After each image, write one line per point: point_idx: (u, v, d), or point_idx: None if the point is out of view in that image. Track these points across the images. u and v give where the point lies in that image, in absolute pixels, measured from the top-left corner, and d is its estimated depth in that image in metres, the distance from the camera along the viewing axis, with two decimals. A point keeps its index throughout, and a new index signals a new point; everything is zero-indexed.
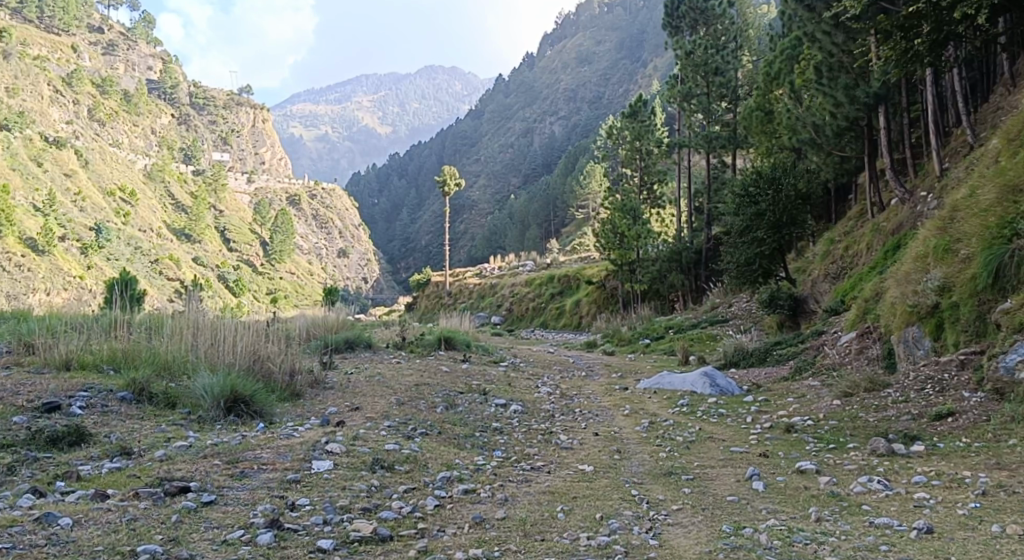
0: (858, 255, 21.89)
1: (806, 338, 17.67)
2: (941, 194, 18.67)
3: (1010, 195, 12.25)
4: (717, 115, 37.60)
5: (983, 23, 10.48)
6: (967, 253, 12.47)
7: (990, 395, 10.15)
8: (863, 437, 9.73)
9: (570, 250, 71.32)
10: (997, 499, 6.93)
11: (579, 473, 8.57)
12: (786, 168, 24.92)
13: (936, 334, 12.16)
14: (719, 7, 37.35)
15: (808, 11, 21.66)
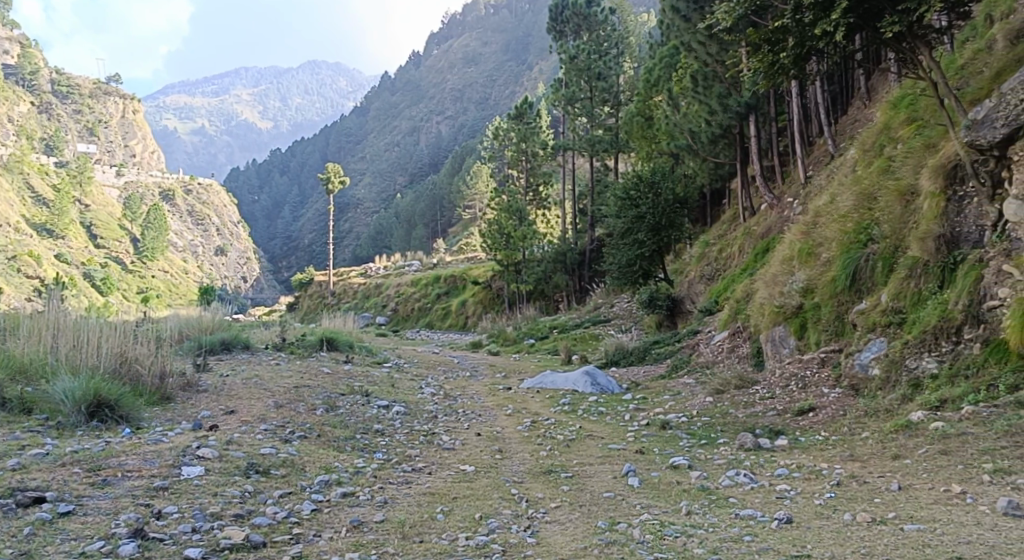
0: (731, 258, 22.80)
1: (682, 337, 18.32)
2: (806, 201, 19.69)
3: (866, 203, 13.06)
4: (600, 120, 38.48)
5: (841, 40, 11.14)
6: (827, 257, 13.25)
7: (847, 390, 10.79)
8: (732, 432, 10.16)
9: (457, 250, 71.37)
10: (850, 488, 7.35)
11: (459, 473, 8.59)
12: (664, 173, 25.70)
13: (800, 334, 12.82)
14: (601, 14, 38.18)
15: (684, 21, 22.43)
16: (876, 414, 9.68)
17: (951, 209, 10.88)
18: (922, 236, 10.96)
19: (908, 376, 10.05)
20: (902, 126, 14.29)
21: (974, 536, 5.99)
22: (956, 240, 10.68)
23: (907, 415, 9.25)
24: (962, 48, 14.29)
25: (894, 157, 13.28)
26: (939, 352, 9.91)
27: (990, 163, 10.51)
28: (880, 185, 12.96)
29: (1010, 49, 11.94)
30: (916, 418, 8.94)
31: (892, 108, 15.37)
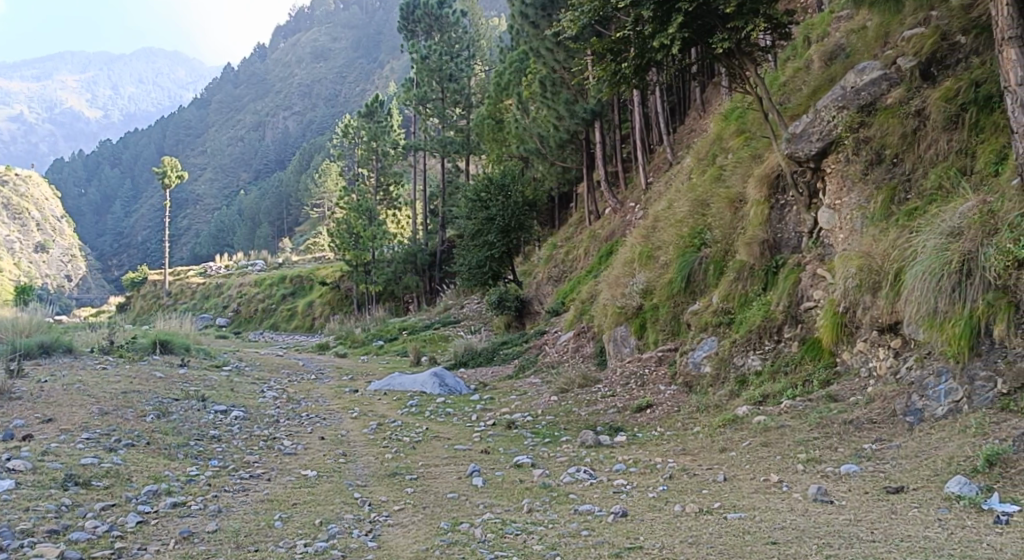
0: (577, 260, 23.43)
1: (529, 337, 18.67)
2: (647, 206, 20.50)
3: (700, 208, 13.78)
4: (451, 121, 38.57)
5: (677, 54, 11.65)
6: (665, 260, 13.87)
7: (681, 387, 11.30)
8: (574, 430, 10.42)
9: (304, 249, 69.62)
10: (682, 481, 7.68)
11: (299, 479, 8.36)
12: (514, 176, 26.11)
13: (640, 333, 13.34)
14: (452, 15, 38.38)
15: (533, 27, 22.86)
16: (707, 409, 10.19)
17: (774, 216, 11.67)
18: (748, 241, 11.69)
19: (735, 373, 10.65)
20: (731, 137, 15.15)
21: (787, 521, 6.16)
22: (778, 245, 11.47)
23: (734, 410, 9.79)
24: (784, 65, 15.33)
25: (725, 166, 14.05)
26: (762, 350, 10.55)
27: (807, 173, 11.22)
28: (712, 192, 13.71)
29: (825, 68, 12.91)
30: (742, 413, 9.48)
31: (723, 120, 16.25)
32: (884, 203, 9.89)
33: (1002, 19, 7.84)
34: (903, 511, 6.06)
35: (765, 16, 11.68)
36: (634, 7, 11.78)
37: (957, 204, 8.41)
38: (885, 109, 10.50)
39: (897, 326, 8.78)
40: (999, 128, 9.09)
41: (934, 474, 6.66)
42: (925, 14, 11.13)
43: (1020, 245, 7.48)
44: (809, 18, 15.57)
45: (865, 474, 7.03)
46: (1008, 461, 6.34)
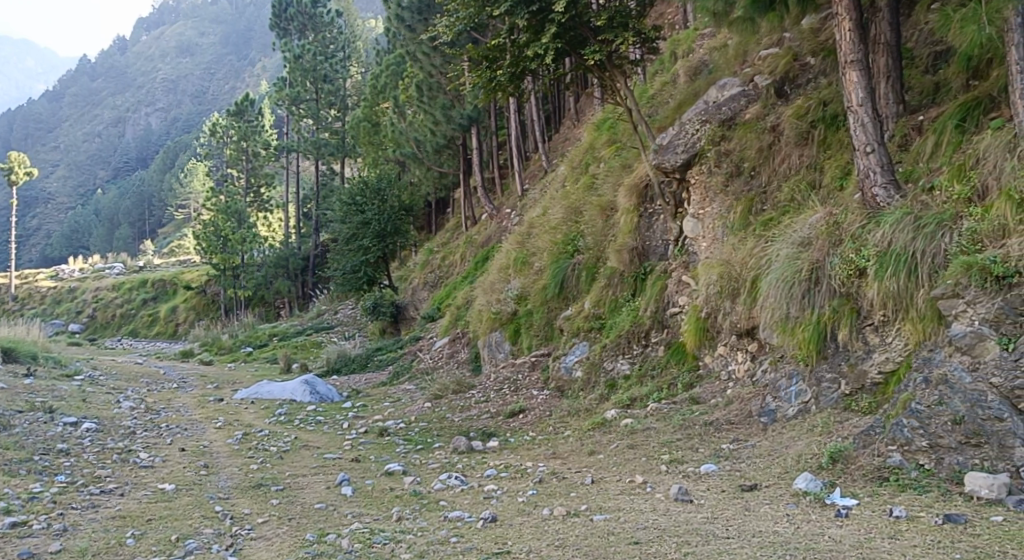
0: (453, 266, 23.43)
1: (404, 343, 18.53)
2: (522, 212, 20.75)
3: (573, 216, 14.08)
4: (326, 122, 37.87)
5: (551, 64, 11.83)
6: (539, 266, 14.09)
7: (554, 391, 11.46)
8: (447, 436, 10.38)
9: (167, 252, 66.72)
10: (551, 485, 7.75)
11: (156, 493, 7.96)
12: (389, 181, 26.11)
13: (514, 339, 13.47)
14: (327, 15, 38.48)
15: (410, 32, 22.95)
16: (578, 413, 10.37)
17: (643, 224, 12.07)
18: (619, 248, 12.02)
19: (605, 377, 10.91)
20: (603, 147, 15.55)
21: (649, 521, 6.32)
22: (646, 252, 11.85)
23: (603, 413, 10.01)
24: (652, 78, 15.85)
25: (597, 175, 14.38)
26: (631, 355, 10.86)
27: (673, 184, 11.70)
28: (585, 201, 14.03)
29: (690, 83, 13.45)
30: (610, 416, 9.71)
31: (595, 130, 16.63)
32: (743, 213, 10.34)
33: (844, 43, 8.31)
34: (756, 507, 6.34)
35: (634, 30, 12.09)
36: (508, 15, 11.90)
37: (807, 215, 8.90)
38: (744, 123, 11.02)
39: (754, 331, 9.18)
40: (844, 144, 9.65)
41: (785, 471, 7.00)
42: (779, 36, 11.75)
43: (860, 255, 7.92)
44: (676, 34, 16.18)
45: (723, 473, 7.33)
46: (849, 458, 6.73)
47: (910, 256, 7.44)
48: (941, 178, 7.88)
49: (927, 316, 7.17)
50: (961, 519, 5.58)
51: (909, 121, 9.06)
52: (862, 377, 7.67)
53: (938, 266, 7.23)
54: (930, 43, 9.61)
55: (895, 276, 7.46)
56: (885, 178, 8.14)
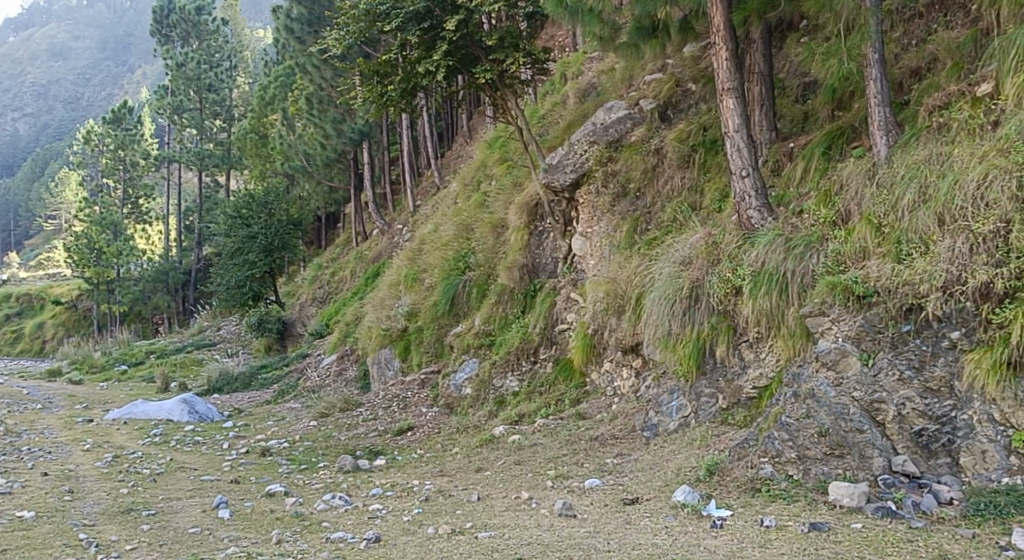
0: (342, 281, 23.06)
1: (290, 360, 18.10)
2: (413, 229, 20.68)
3: (464, 233, 14.14)
4: (210, 133, 36.75)
5: (442, 81, 11.85)
6: (430, 283, 14.05)
7: (443, 409, 11.41)
8: (333, 455, 10.17)
9: (34, 265, 63.03)
10: (436, 502, 7.67)
11: (14, 521, 7.47)
12: (277, 195, 25.59)
13: (404, 356, 13.35)
14: (212, 23, 37.75)
15: (299, 43, 22.94)
16: (466, 430, 10.35)
17: (533, 242, 12.23)
18: (509, 265, 12.16)
19: (494, 394, 10.95)
20: (495, 164, 15.68)
21: (533, 538, 6.36)
22: (536, 270, 12.03)
23: (491, 430, 10.03)
24: (543, 99, 16.09)
25: (488, 193, 14.49)
26: (519, 371, 10.96)
27: (562, 203, 11.92)
28: (476, 218, 14.11)
29: (579, 105, 13.77)
30: (498, 432, 9.75)
31: (487, 148, 16.75)
32: (628, 233, 10.60)
33: (721, 71, 8.64)
34: (636, 521, 6.47)
35: (524, 51, 12.24)
36: (398, 31, 11.89)
37: (688, 236, 9.21)
38: (629, 145, 11.33)
39: (638, 347, 9.41)
40: (722, 168, 10.04)
41: (665, 484, 7.18)
42: (663, 62, 12.16)
43: (736, 274, 8.22)
44: (565, 57, 16.52)
45: (606, 487, 7.46)
46: (724, 471, 6.97)
47: (781, 275, 7.79)
48: (810, 203, 8.32)
49: (797, 332, 7.52)
50: (824, 527, 5.85)
51: (781, 147, 9.52)
52: (738, 391, 7.97)
53: (806, 286, 7.60)
54: (799, 74, 10.14)
55: (767, 294, 7.80)
56: (759, 202, 8.52)
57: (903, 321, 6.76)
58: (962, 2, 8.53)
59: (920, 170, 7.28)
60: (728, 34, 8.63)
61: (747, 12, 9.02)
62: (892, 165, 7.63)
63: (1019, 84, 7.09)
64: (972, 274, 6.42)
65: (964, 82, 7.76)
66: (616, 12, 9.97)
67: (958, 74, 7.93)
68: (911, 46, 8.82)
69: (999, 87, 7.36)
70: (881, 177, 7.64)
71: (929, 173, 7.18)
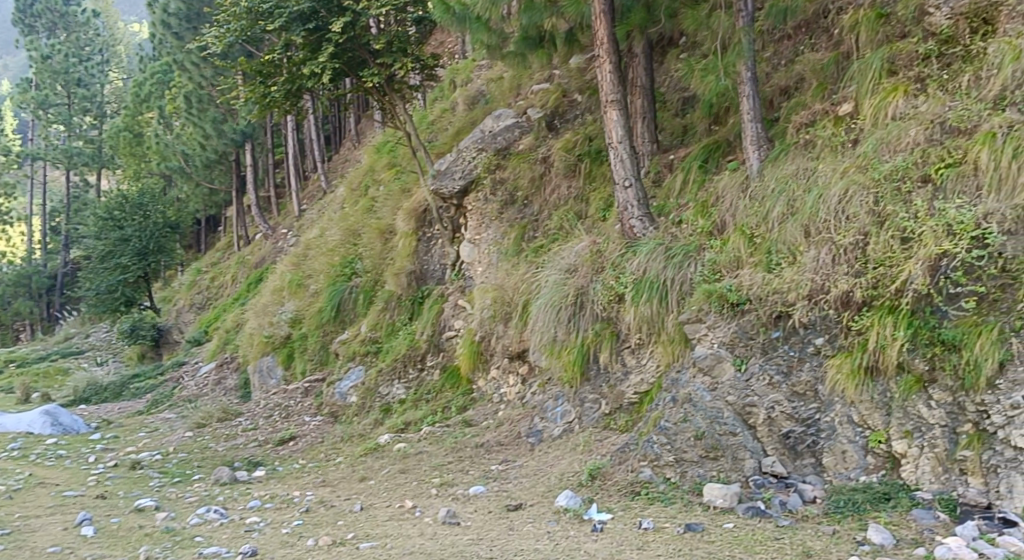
0: (223, 287, 22.31)
1: (165, 369, 17.35)
2: (298, 234, 20.25)
3: (350, 238, 13.94)
4: (79, 131, 34.91)
5: (328, 83, 11.63)
6: (315, 289, 13.79)
7: (327, 417, 11.17)
8: (209, 467, 9.81)
9: None
10: (317, 513, 7.50)
11: None
12: (153, 196, 24.56)
13: (287, 364, 13.03)
14: (82, 15, 36.53)
15: (177, 39, 22.18)
16: (350, 438, 10.18)
17: (421, 248, 12.18)
18: (396, 272, 12.06)
19: (380, 402, 10.82)
20: (382, 169, 15.54)
21: (415, 546, 6.31)
22: (423, 276, 11.98)
23: (376, 438, 9.91)
24: (431, 105, 16.06)
25: (376, 198, 14.35)
26: (406, 379, 10.87)
27: (451, 209, 11.90)
28: (363, 223, 13.94)
29: (468, 112, 13.82)
30: (383, 441, 9.63)
31: (375, 152, 16.57)
32: (516, 240, 10.70)
33: (605, 83, 8.83)
34: (519, 527, 6.52)
35: (413, 56, 12.16)
36: (282, 31, 11.63)
37: (574, 244, 9.37)
38: (517, 154, 11.44)
39: (524, 354, 9.50)
40: (607, 178, 10.25)
41: (548, 490, 7.26)
42: (549, 72, 12.36)
43: (619, 281, 8.41)
44: (454, 64, 16.55)
45: (490, 494, 7.48)
46: (605, 475, 7.11)
47: (661, 283, 8.01)
48: (688, 213, 8.61)
49: (675, 338, 7.75)
50: (698, 528, 6.05)
51: (662, 159, 9.83)
52: (619, 396, 8.14)
53: (685, 293, 7.85)
54: (678, 89, 10.49)
55: (649, 301, 8.01)
56: (641, 211, 8.75)
57: (773, 328, 7.07)
58: (825, 26, 9.02)
59: (789, 184, 7.65)
60: (611, 47, 8.81)
61: (630, 26, 9.15)
62: (763, 179, 7.99)
63: (876, 106, 7.55)
64: (834, 283, 6.77)
65: (828, 101, 8.21)
66: (503, 20, 10.07)
67: (822, 93, 8.38)
68: (781, 66, 9.26)
69: (859, 107, 7.82)
70: (753, 190, 7.99)
71: (797, 188, 7.55)
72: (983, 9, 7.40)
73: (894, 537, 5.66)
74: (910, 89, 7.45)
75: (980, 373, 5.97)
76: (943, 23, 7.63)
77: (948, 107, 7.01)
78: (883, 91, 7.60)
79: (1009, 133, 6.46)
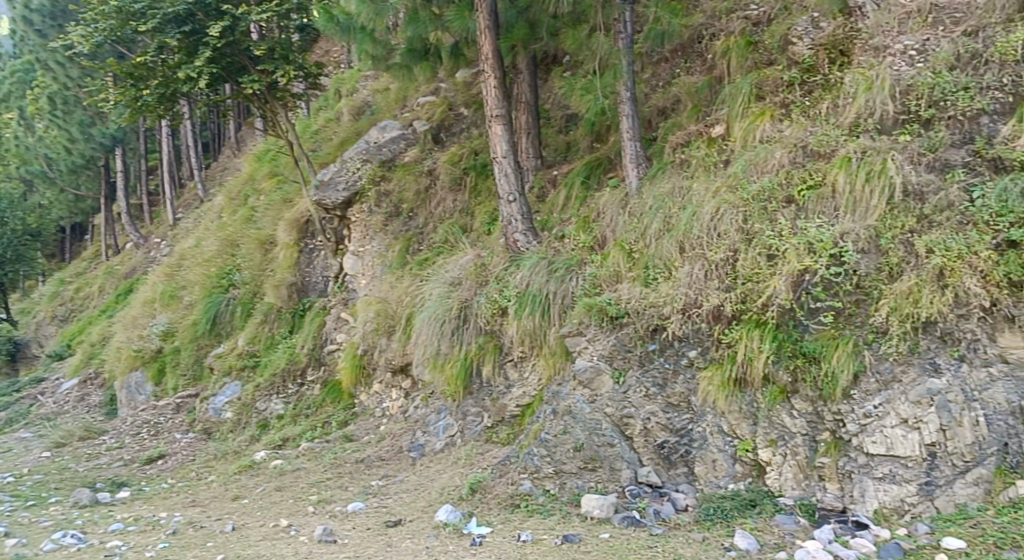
0: (89, 298, 21.15)
1: (22, 385, 16.28)
2: (172, 244, 19.47)
3: (228, 249, 13.50)
4: None
5: (204, 88, 11.27)
6: (189, 300, 13.28)
7: (199, 435, 10.73)
8: (68, 488, 9.24)
9: None
10: (185, 535, 7.19)
11: None
12: (11, 202, 23.11)
13: (158, 379, 12.49)
14: None
15: (39, 36, 21.07)
16: (224, 456, 9.82)
17: (303, 260, 11.92)
18: (276, 284, 11.76)
19: (257, 417, 10.50)
20: (263, 178, 15.14)
21: None
22: (305, 288, 11.74)
23: (251, 455, 9.60)
24: (315, 114, 15.77)
25: (256, 208, 13.97)
26: (285, 394, 10.60)
27: (334, 221, 11.69)
28: (242, 233, 13.53)
29: (354, 122, 13.67)
30: (259, 458, 9.34)
31: (256, 161, 16.14)
32: (400, 252, 10.62)
33: (490, 98, 8.91)
34: (398, 543, 6.44)
35: (296, 64, 11.84)
36: (155, 33, 11.15)
37: (458, 257, 9.38)
38: (403, 166, 11.36)
39: (407, 367, 9.41)
40: (492, 192, 10.33)
41: (428, 504, 7.20)
42: (436, 85, 12.38)
43: (503, 295, 8.47)
44: (339, 74, 16.34)
45: (369, 510, 7.35)
46: (486, 488, 7.11)
47: (544, 296, 8.11)
48: (571, 228, 8.77)
49: (557, 351, 7.86)
50: (575, 538, 6.13)
51: (545, 174, 9.98)
52: (502, 410, 8.18)
53: (566, 307, 7.99)
54: (562, 106, 10.70)
55: (531, 315, 8.10)
56: (525, 226, 8.85)
57: (650, 340, 7.25)
58: (700, 51, 9.40)
59: (666, 202, 7.90)
60: (496, 63, 8.89)
61: (513, 41, 9.23)
62: (642, 196, 8.24)
63: (745, 128, 7.91)
64: (706, 297, 6.98)
65: (702, 123, 8.55)
66: (389, 32, 10.00)
67: (697, 115, 8.72)
68: (659, 87, 9.58)
69: (730, 130, 8.18)
70: (632, 207, 8.23)
71: (673, 205, 7.81)
72: (840, 41, 7.96)
73: (759, 542, 5.90)
74: (776, 114, 7.85)
75: (836, 385, 6.33)
76: (806, 53, 8.11)
77: (809, 131, 7.43)
78: (752, 114, 7.97)
79: (864, 158, 6.89)
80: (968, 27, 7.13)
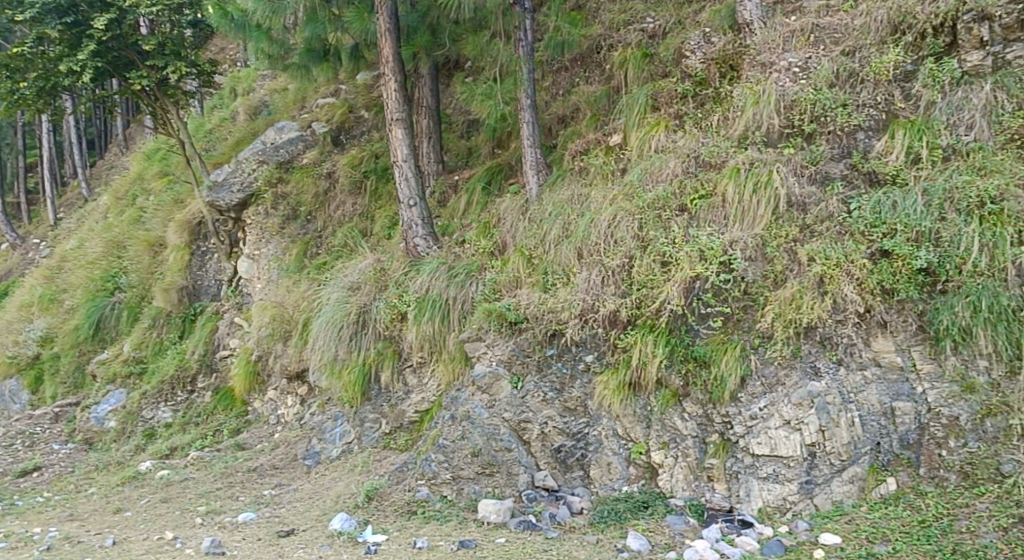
0: None
1: None
2: (52, 245, 18.52)
3: (113, 251, 12.93)
4: None
5: (87, 82, 10.78)
6: (70, 304, 12.65)
7: (80, 445, 10.21)
8: None
9: None
10: (61, 551, 6.83)
11: None
12: None
13: (35, 387, 11.85)
14: None
15: None
16: (106, 467, 9.38)
17: (194, 263, 11.53)
18: (165, 287, 11.33)
19: (143, 426, 10.09)
20: (153, 178, 14.57)
21: None
22: (196, 293, 11.38)
23: (136, 465, 9.20)
24: (209, 113, 15.29)
25: (145, 208, 13.43)
26: (174, 402, 10.23)
27: (228, 223, 11.35)
28: (129, 235, 12.98)
29: (250, 122, 13.32)
30: (144, 469, 8.96)
31: (144, 160, 15.53)
32: (297, 256, 10.40)
33: (390, 101, 8.83)
34: (289, 553, 6.29)
35: (188, 60, 11.44)
36: (34, 23, 10.60)
37: (357, 261, 9.25)
38: (301, 168, 11.12)
39: (303, 374, 9.21)
40: (392, 196, 10.23)
41: (322, 513, 7.06)
42: (335, 87, 12.19)
43: (402, 300, 8.39)
44: (235, 73, 15.90)
45: (260, 520, 7.15)
46: (382, 495, 7.02)
47: (443, 302, 8.10)
48: (470, 234, 8.77)
49: (456, 356, 7.86)
50: (471, 544, 6.13)
51: (445, 179, 9.95)
52: (400, 416, 8.10)
53: (466, 312, 8.01)
54: (463, 111, 10.70)
55: (430, 320, 8.07)
56: (425, 231, 8.79)
57: (548, 345, 7.32)
58: (598, 61, 9.57)
59: (564, 209, 8.00)
60: (397, 66, 8.81)
61: (415, 46, 9.17)
62: (541, 203, 8.33)
63: (641, 138, 8.09)
64: (603, 303, 7.09)
65: (600, 132, 8.71)
66: (286, 31, 9.77)
67: (595, 124, 8.87)
68: (558, 96, 9.70)
69: (626, 139, 8.35)
70: (531, 213, 8.30)
71: (571, 213, 7.91)
72: (729, 56, 8.25)
73: (650, 543, 6.04)
74: (670, 125, 8.07)
75: (725, 387, 6.53)
76: (698, 66, 8.37)
77: (702, 142, 7.65)
78: (648, 124, 8.16)
79: (751, 170, 7.15)
80: (846, 47, 7.50)
